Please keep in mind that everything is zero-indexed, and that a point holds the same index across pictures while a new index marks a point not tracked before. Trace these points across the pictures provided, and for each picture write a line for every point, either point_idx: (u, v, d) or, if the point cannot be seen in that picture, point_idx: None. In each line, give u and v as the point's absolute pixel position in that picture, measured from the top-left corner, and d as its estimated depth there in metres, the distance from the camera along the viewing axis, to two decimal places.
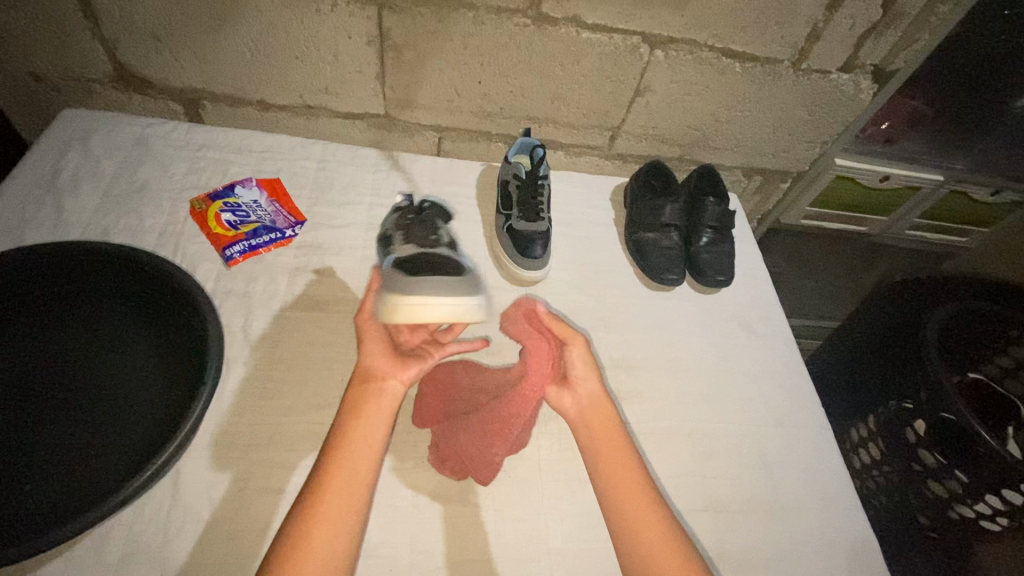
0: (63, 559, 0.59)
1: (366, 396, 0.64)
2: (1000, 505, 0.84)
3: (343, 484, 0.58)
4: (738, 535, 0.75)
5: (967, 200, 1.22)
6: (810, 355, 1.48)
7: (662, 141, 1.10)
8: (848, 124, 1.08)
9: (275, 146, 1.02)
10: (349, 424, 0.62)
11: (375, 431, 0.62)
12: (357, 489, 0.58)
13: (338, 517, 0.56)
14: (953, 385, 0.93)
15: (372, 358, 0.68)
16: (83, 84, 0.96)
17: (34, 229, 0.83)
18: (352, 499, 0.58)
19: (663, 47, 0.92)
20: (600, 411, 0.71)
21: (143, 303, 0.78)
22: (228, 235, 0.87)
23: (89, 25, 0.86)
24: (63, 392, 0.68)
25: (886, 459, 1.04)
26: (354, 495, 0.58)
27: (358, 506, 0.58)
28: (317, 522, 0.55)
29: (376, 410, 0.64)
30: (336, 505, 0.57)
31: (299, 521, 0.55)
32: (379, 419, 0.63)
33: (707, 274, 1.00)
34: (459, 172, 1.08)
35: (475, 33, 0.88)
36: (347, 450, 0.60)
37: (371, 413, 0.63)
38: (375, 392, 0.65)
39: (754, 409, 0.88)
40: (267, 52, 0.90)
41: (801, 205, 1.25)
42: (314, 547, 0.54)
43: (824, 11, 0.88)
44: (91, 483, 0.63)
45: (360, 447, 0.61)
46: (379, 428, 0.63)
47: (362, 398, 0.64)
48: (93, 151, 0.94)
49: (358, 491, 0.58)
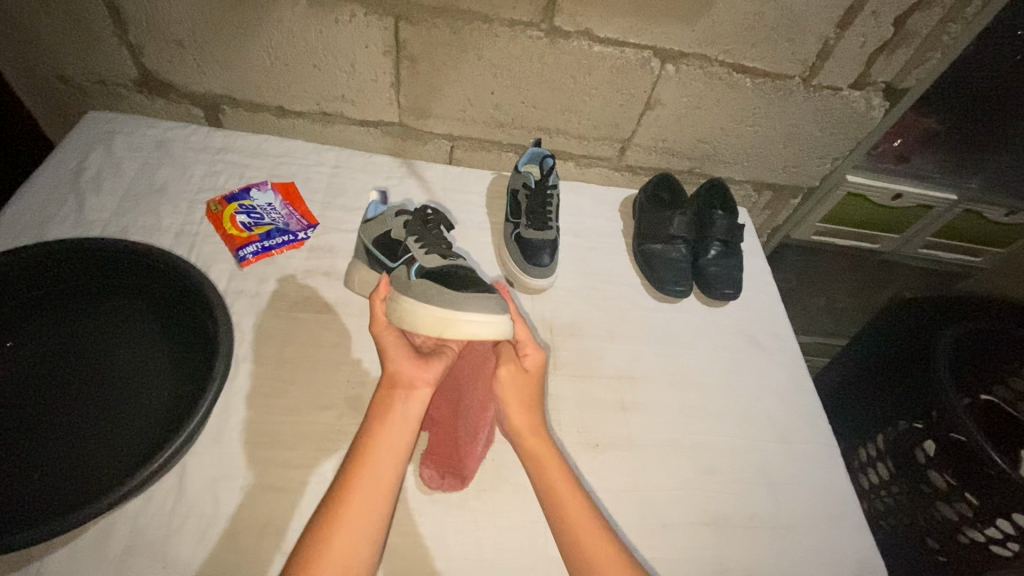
0: (69, 548, 0.60)
1: (394, 399, 0.65)
2: (1011, 529, 0.82)
3: (369, 488, 0.58)
4: (741, 553, 0.74)
5: (981, 219, 1.21)
6: (819, 374, 1.47)
7: (672, 153, 1.10)
8: (859, 141, 1.08)
9: (291, 152, 1.05)
10: (376, 429, 0.63)
11: (404, 437, 0.63)
12: (381, 496, 0.59)
13: (364, 520, 0.57)
14: (964, 406, 0.91)
15: (396, 362, 0.68)
16: (109, 88, 0.99)
17: (56, 225, 0.85)
18: (375, 507, 0.58)
19: (674, 62, 0.93)
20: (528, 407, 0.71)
21: (158, 300, 0.80)
22: (242, 236, 0.89)
23: (117, 32, 0.89)
24: (77, 385, 0.70)
25: (895, 480, 1.02)
26: (378, 499, 0.58)
27: (382, 510, 0.58)
28: (341, 523, 0.56)
29: (405, 413, 0.64)
30: (362, 506, 0.57)
31: (324, 521, 0.56)
32: (406, 425, 0.64)
33: (715, 287, 1.00)
34: (470, 180, 1.09)
35: (488, 45, 0.90)
36: (372, 454, 0.61)
37: (398, 417, 0.64)
38: (403, 395, 0.66)
39: (761, 425, 0.88)
40: (286, 59, 0.92)
41: (812, 221, 1.25)
42: (336, 549, 0.54)
43: (835, 29, 0.89)
44: (99, 474, 0.65)
45: (388, 451, 0.61)
46: (407, 434, 0.63)
47: (389, 401, 0.65)
48: (116, 152, 0.97)
49: (382, 497, 0.59)
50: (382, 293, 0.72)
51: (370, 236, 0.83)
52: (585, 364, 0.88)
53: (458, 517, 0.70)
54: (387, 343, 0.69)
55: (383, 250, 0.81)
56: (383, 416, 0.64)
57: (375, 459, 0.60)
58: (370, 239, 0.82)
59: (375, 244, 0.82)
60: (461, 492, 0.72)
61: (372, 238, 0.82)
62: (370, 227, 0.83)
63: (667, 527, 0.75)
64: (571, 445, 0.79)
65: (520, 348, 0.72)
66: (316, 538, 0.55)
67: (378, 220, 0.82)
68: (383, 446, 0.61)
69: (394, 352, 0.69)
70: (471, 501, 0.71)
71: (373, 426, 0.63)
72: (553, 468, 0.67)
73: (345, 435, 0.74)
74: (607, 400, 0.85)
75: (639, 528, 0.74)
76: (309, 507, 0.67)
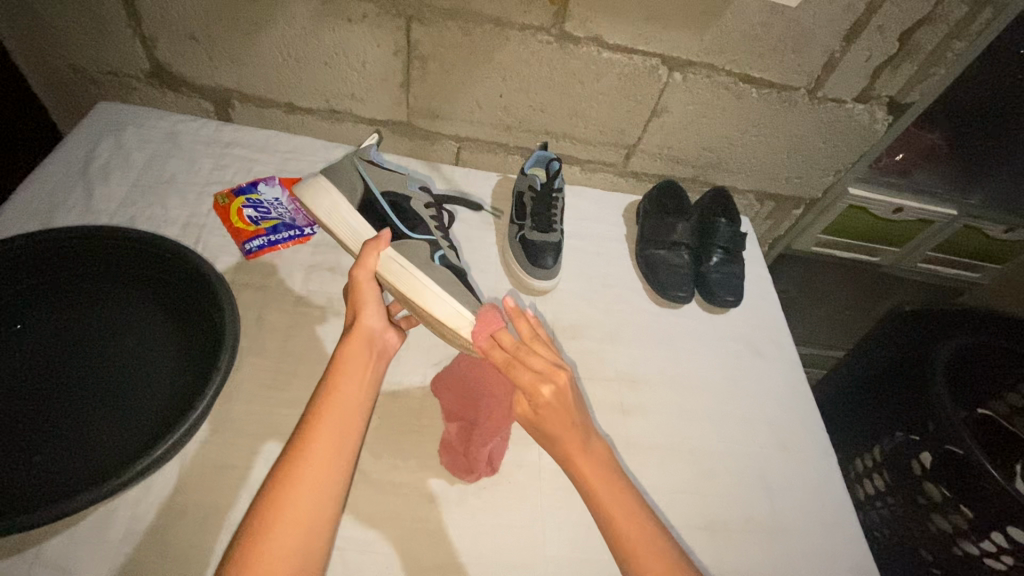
0: (68, 533, 0.60)
1: (364, 352, 0.66)
2: (1005, 542, 0.83)
3: (328, 441, 0.56)
4: (739, 557, 0.75)
5: (981, 236, 1.23)
6: (817, 385, 1.47)
7: (676, 161, 1.11)
8: (863, 153, 1.09)
9: (299, 148, 1.05)
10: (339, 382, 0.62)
11: (361, 394, 0.62)
12: (341, 452, 0.57)
13: (322, 475, 0.54)
14: (962, 419, 0.92)
15: (371, 322, 0.68)
16: (120, 79, 1.00)
17: (64, 213, 0.86)
18: (334, 463, 0.56)
19: (681, 70, 0.94)
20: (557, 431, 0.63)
21: (164, 291, 0.80)
22: (249, 229, 0.89)
23: (132, 24, 0.90)
24: (78, 370, 0.70)
25: (891, 491, 1.03)
26: (338, 455, 0.56)
27: (338, 469, 0.56)
28: (301, 473, 0.54)
29: (367, 363, 0.65)
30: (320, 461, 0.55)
31: (285, 466, 0.54)
32: (365, 385, 0.63)
33: (717, 294, 1.00)
34: (475, 181, 1.10)
35: (499, 48, 0.91)
36: (333, 410, 0.59)
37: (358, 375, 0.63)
38: (370, 356, 0.66)
39: (759, 431, 0.88)
40: (297, 56, 0.93)
41: (813, 232, 1.26)
42: (294, 501, 0.52)
43: (841, 43, 0.90)
44: (102, 460, 0.65)
45: (348, 408, 0.60)
46: (365, 393, 0.63)
47: (357, 353, 0.65)
48: (125, 142, 0.97)
49: (342, 454, 0.57)
50: (384, 245, 0.69)
51: (383, 189, 0.80)
52: (586, 366, 0.89)
53: (455, 515, 0.70)
54: (365, 304, 0.69)
55: (390, 206, 0.79)
56: (346, 368, 0.63)
57: (336, 409, 0.59)
58: (378, 189, 0.79)
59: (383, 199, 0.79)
60: (460, 490, 0.72)
61: (382, 191, 0.79)
62: (387, 181, 0.80)
63: (665, 529, 0.75)
64: None
65: (529, 388, 0.62)
66: (273, 488, 0.53)
67: (398, 181, 0.81)
68: (342, 404, 0.60)
69: (372, 313, 0.69)
70: (470, 498, 0.71)
71: (329, 378, 0.62)
72: (605, 497, 0.61)
73: None
74: (607, 403, 0.85)
75: None
76: None
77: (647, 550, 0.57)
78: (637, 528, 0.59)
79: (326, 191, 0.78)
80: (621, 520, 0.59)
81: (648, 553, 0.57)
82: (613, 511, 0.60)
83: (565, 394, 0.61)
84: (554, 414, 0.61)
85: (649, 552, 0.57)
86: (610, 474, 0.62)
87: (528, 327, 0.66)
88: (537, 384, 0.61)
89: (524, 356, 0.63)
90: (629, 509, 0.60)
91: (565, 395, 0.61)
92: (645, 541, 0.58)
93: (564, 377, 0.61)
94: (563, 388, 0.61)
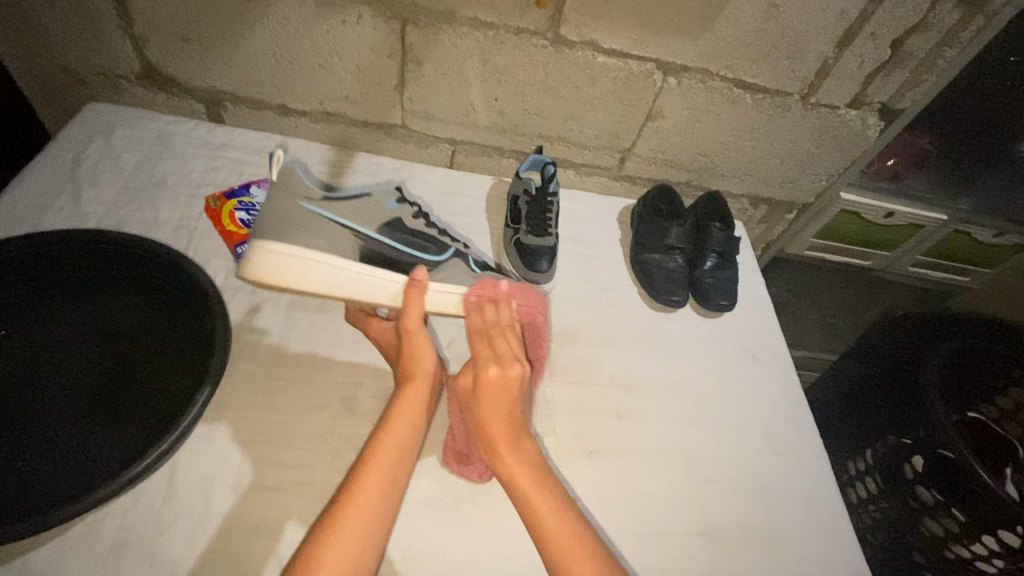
0: (55, 544, 0.59)
1: (424, 393, 0.67)
2: (996, 546, 0.84)
3: (378, 484, 0.58)
4: (735, 563, 0.75)
5: (970, 240, 1.24)
6: (810, 388, 1.48)
7: (671, 165, 1.12)
8: (856, 158, 1.10)
9: (293, 150, 1.04)
10: (392, 420, 0.63)
11: (416, 434, 0.64)
12: (390, 494, 0.58)
13: (370, 521, 0.55)
14: (952, 423, 0.93)
15: (432, 363, 0.69)
16: (110, 79, 0.99)
17: (51, 216, 0.84)
18: (381, 504, 0.57)
19: (676, 75, 0.94)
20: (498, 396, 0.66)
21: (155, 294, 0.79)
22: (242, 233, 0.88)
23: (122, 25, 0.89)
24: (67, 377, 0.69)
25: (884, 494, 1.03)
26: (389, 497, 0.58)
27: (386, 513, 0.57)
28: (350, 511, 0.55)
29: (424, 406, 0.66)
30: (370, 500, 0.57)
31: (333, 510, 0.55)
32: (414, 426, 0.64)
33: (712, 299, 1.01)
34: (471, 184, 1.09)
35: (495, 51, 0.90)
36: (383, 450, 0.60)
37: (406, 414, 0.64)
38: (427, 398, 0.67)
39: (754, 436, 0.88)
40: (292, 59, 0.93)
41: (806, 236, 1.27)
42: (342, 540, 0.53)
43: (834, 49, 0.91)
44: (87, 469, 0.64)
45: (401, 448, 0.61)
46: (417, 437, 0.64)
47: (415, 397, 0.66)
48: (115, 143, 0.96)
49: (389, 498, 0.58)
50: (421, 289, 0.72)
51: (370, 221, 0.76)
52: (581, 371, 0.88)
53: (450, 522, 0.69)
54: (420, 344, 0.70)
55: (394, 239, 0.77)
56: (404, 408, 0.65)
57: (391, 448, 0.61)
58: (371, 228, 0.76)
59: (380, 232, 0.77)
60: (455, 495, 0.71)
61: (375, 223, 0.77)
62: (361, 210, 0.76)
63: (661, 535, 0.75)
64: (566, 452, 0.79)
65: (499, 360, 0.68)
66: (324, 523, 0.54)
67: (375, 203, 0.77)
68: (394, 444, 0.61)
69: (427, 353, 0.69)
70: (465, 505, 0.71)
71: (386, 417, 0.64)
72: (524, 479, 0.63)
73: (341, 434, 0.73)
74: (604, 409, 0.85)
75: (635, 536, 0.74)
76: (300, 506, 0.67)
77: (566, 545, 0.59)
78: (554, 520, 0.61)
79: (302, 262, 0.69)
80: (541, 508, 0.61)
81: (569, 546, 0.59)
82: (536, 502, 0.61)
83: (513, 385, 0.67)
84: (496, 394, 0.66)
85: (568, 547, 0.59)
86: (535, 468, 0.64)
87: (508, 315, 0.74)
88: (487, 363, 0.67)
89: (495, 339, 0.71)
90: (547, 503, 0.62)
91: (512, 383, 0.66)
92: (565, 532, 0.60)
93: (518, 368, 0.67)
94: (512, 376, 0.66)
